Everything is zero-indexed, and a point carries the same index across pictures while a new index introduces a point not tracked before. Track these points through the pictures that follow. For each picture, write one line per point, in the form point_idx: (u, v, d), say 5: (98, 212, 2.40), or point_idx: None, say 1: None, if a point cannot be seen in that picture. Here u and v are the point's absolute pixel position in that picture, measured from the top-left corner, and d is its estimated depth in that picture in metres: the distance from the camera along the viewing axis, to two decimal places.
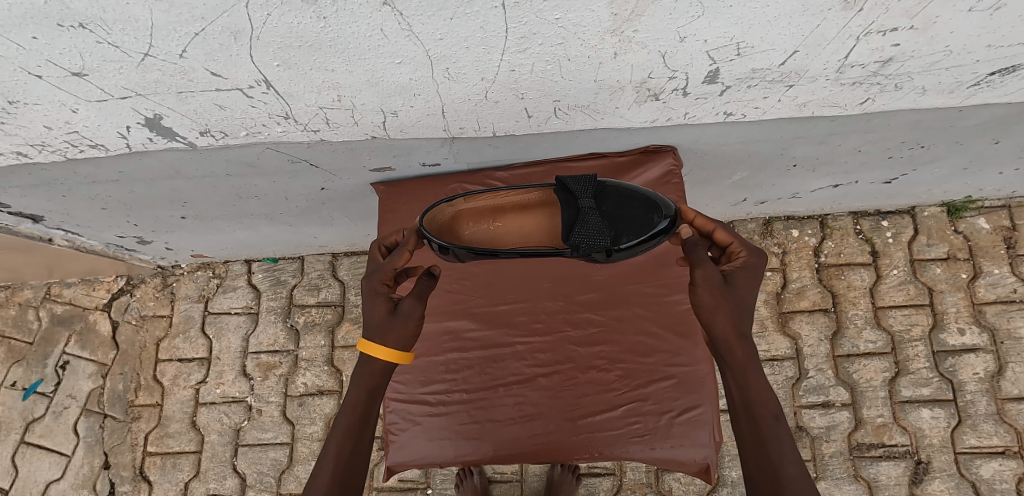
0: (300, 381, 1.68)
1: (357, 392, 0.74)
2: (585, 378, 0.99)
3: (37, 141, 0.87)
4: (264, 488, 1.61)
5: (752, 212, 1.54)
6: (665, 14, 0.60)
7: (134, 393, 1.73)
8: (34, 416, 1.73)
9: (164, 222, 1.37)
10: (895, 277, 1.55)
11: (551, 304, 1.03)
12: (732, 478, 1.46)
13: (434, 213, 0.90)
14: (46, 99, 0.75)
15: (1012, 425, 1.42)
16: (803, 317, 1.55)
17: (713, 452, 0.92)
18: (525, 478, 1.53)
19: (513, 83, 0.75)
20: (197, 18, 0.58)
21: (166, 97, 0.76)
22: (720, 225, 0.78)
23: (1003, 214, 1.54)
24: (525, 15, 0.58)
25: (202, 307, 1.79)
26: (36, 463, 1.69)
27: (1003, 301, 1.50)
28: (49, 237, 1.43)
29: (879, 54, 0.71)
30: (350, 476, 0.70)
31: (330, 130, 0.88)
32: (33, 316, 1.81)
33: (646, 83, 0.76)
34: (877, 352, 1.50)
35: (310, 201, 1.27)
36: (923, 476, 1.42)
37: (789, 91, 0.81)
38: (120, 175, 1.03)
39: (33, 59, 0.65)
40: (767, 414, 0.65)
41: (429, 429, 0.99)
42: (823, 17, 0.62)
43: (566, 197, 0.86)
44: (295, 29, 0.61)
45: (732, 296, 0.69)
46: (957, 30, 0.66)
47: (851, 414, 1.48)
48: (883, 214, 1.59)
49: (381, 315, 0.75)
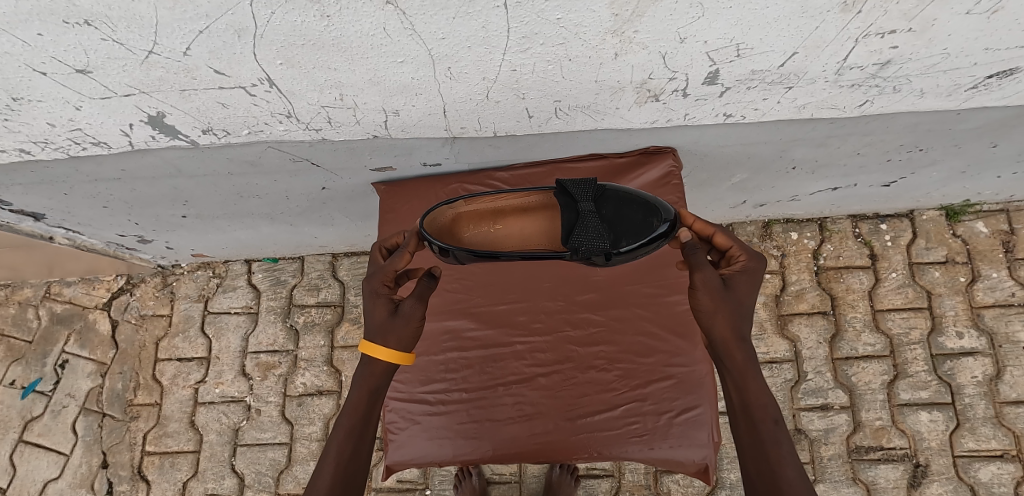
0: (300, 381, 1.68)
1: (359, 393, 0.75)
2: (584, 378, 0.99)
3: (40, 138, 0.87)
4: (263, 488, 1.61)
5: (751, 214, 1.54)
6: (665, 15, 0.60)
7: (133, 393, 1.73)
8: (32, 415, 1.73)
9: (165, 221, 1.38)
10: (894, 280, 1.56)
11: (551, 304, 1.03)
12: (731, 481, 1.46)
13: (435, 216, 0.91)
14: (50, 96, 0.75)
15: (1011, 429, 1.42)
16: (802, 319, 1.55)
17: (713, 453, 0.93)
18: (524, 479, 1.52)
19: (514, 83, 0.75)
20: (201, 16, 0.59)
21: (169, 95, 0.76)
22: (719, 229, 0.78)
23: (1001, 218, 1.54)
24: (526, 15, 0.59)
25: (202, 306, 1.79)
26: (34, 461, 1.69)
27: (1001, 305, 1.50)
28: (50, 236, 1.44)
29: (877, 57, 0.72)
30: (352, 477, 0.71)
31: (332, 129, 0.88)
32: (33, 315, 1.81)
33: (646, 84, 0.77)
34: (876, 355, 1.51)
35: (311, 201, 1.27)
36: (922, 479, 1.42)
37: (788, 93, 0.82)
38: (122, 173, 1.03)
39: (38, 56, 0.66)
40: (766, 417, 0.66)
41: (429, 428, 0.99)
42: (822, 19, 0.62)
43: (566, 201, 0.87)
44: (299, 27, 0.61)
45: (731, 300, 0.69)
46: (954, 33, 0.67)
47: (850, 417, 1.48)
48: (882, 218, 1.60)
49: (382, 316, 0.76)
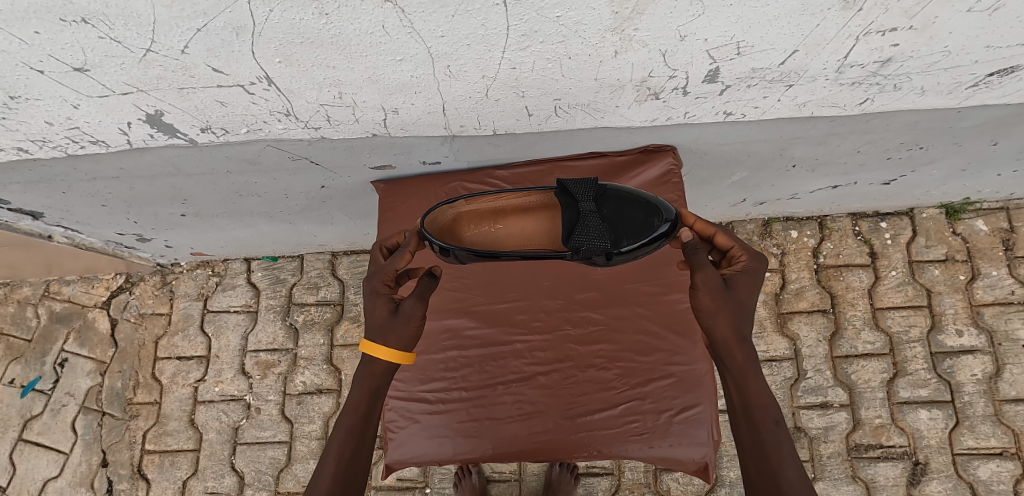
0: (299, 380, 1.68)
1: (360, 393, 0.75)
2: (584, 377, 0.99)
3: (38, 137, 0.87)
4: (262, 487, 1.61)
5: (751, 213, 1.54)
6: (665, 12, 0.60)
7: (133, 391, 1.73)
8: (32, 414, 1.73)
9: (164, 219, 1.37)
10: (894, 278, 1.56)
11: (550, 303, 1.03)
12: (730, 479, 1.46)
13: (436, 215, 0.90)
14: (48, 94, 0.75)
15: (1010, 426, 1.42)
16: (802, 317, 1.55)
17: (712, 451, 0.93)
18: (524, 477, 1.53)
19: (514, 81, 0.75)
20: (199, 14, 0.58)
21: (167, 94, 0.76)
22: (720, 229, 0.78)
23: (1001, 216, 1.54)
24: (526, 12, 0.58)
25: (201, 305, 1.79)
26: (34, 460, 1.69)
27: (1001, 303, 1.50)
28: (49, 234, 1.43)
29: (878, 55, 0.71)
30: (353, 476, 0.71)
31: (331, 128, 0.88)
32: (32, 313, 1.81)
33: (646, 82, 0.77)
34: (875, 353, 1.51)
35: (310, 199, 1.27)
36: (921, 477, 1.42)
37: (788, 91, 0.82)
38: (121, 171, 1.03)
39: (35, 54, 0.65)
40: (767, 417, 0.66)
41: (428, 427, 0.99)
42: (823, 16, 0.62)
43: (567, 201, 0.87)
44: (297, 25, 0.61)
45: (732, 300, 0.69)
46: (956, 30, 0.66)
47: (849, 415, 1.48)
48: (882, 216, 1.60)
49: (383, 315, 0.76)
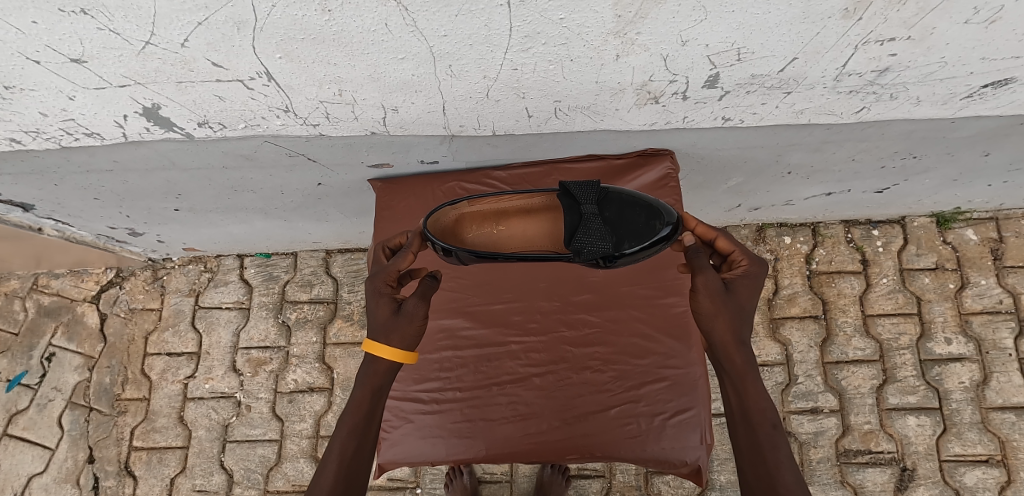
0: (291, 378, 1.66)
1: (363, 391, 0.75)
2: (578, 379, 0.99)
3: (32, 127, 0.86)
4: (251, 485, 1.60)
5: (745, 218, 1.56)
6: (668, 17, 0.60)
7: (121, 387, 1.71)
8: (17, 409, 1.70)
9: (157, 214, 1.36)
10: (885, 285, 1.57)
11: (546, 305, 1.03)
12: (721, 482, 1.47)
13: (438, 216, 0.90)
14: (44, 86, 0.74)
15: (996, 434, 1.44)
16: (793, 323, 1.57)
17: (704, 454, 0.93)
18: (515, 478, 1.53)
19: (515, 82, 0.75)
20: (201, 7, 0.58)
21: (165, 87, 0.75)
22: (721, 233, 0.79)
23: (991, 226, 1.56)
24: (529, 14, 0.59)
25: (193, 301, 1.77)
26: (19, 456, 1.66)
27: (989, 311, 1.52)
28: (39, 227, 1.41)
29: (876, 64, 0.72)
30: (353, 476, 0.70)
31: (330, 124, 0.88)
32: (19, 307, 1.78)
33: (646, 86, 0.77)
34: (865, 359, 1.52)
35: (307, 196, 1.26)
36: (909, 482, 1.44)
37: (787, 98, 0.82)
38: (114, 163, 1.02)
39: (32, 44, 0.64)
40: (765, 421, 0.66)
41: (422, 427, 0.99)
42: (823, 24, 0.63)
43: (569, 203, 0.88)
44: (299, 21, 0.60)
45: (732, 304, 0.70)
46: (952, 41, 0.67)
47: (839, 420, 1.49)
48: (873, 223, 1.61)
49: (385, 315, 0.76)
